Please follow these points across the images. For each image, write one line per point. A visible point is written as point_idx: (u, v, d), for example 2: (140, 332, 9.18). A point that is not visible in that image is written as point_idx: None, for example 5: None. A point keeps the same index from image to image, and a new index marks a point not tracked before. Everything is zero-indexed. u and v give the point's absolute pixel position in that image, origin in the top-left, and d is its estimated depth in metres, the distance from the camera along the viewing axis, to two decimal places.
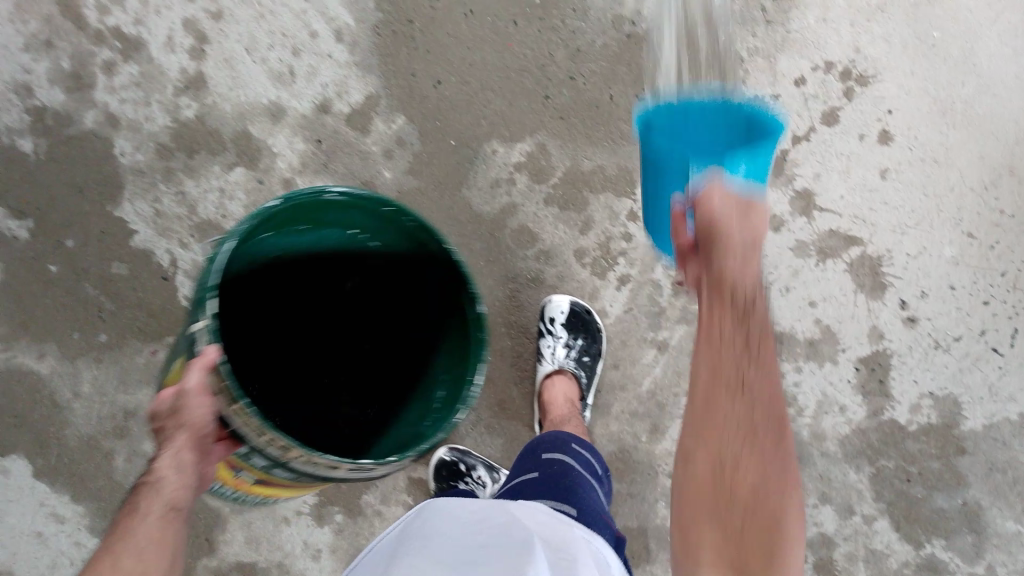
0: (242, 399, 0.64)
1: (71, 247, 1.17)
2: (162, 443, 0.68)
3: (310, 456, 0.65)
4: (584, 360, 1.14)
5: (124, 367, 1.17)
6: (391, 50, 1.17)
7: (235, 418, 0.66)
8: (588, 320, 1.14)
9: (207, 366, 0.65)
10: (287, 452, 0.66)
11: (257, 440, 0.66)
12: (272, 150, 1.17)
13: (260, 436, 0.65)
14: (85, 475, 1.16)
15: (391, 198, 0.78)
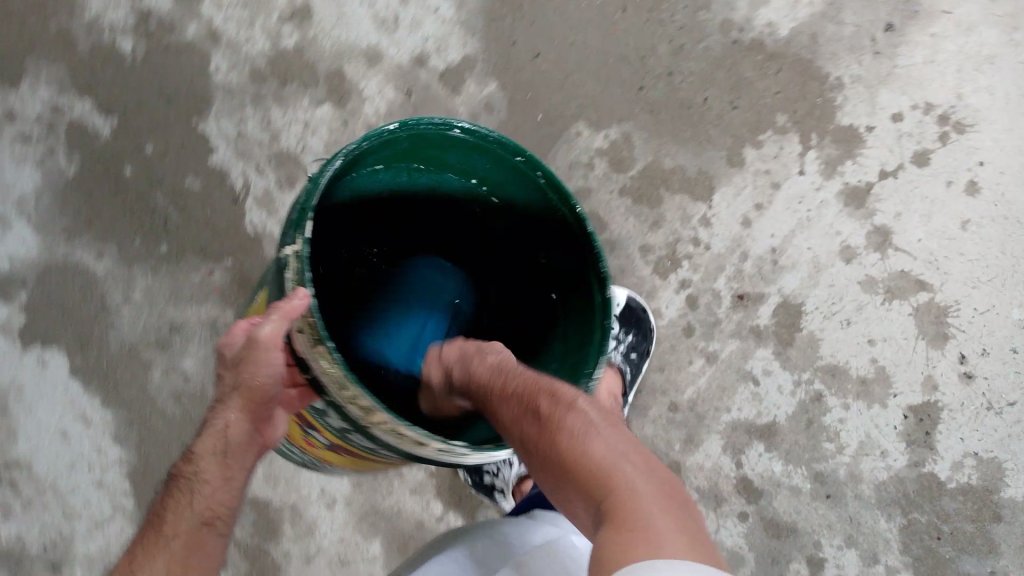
0: (328, 342, 0.66)
1: (150, 154, 1.19)
2: (217, 414, 0.75)
3: (396, 424, 0.67)
4: (630, 357, 1.10)
5: (178, 282, 1.17)
6: (497, 15, 1.19)
7: (315, 361, 0.68)
8: (642, 318, 1.10)
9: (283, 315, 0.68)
10: (368, 414, 0.68)
11: (334, 392, 0.68)
12: (362, 94, 1.19)
13: (339, 389, 0.67)
14: (120, 382, 1.15)
15: (520, 146, 0.79)
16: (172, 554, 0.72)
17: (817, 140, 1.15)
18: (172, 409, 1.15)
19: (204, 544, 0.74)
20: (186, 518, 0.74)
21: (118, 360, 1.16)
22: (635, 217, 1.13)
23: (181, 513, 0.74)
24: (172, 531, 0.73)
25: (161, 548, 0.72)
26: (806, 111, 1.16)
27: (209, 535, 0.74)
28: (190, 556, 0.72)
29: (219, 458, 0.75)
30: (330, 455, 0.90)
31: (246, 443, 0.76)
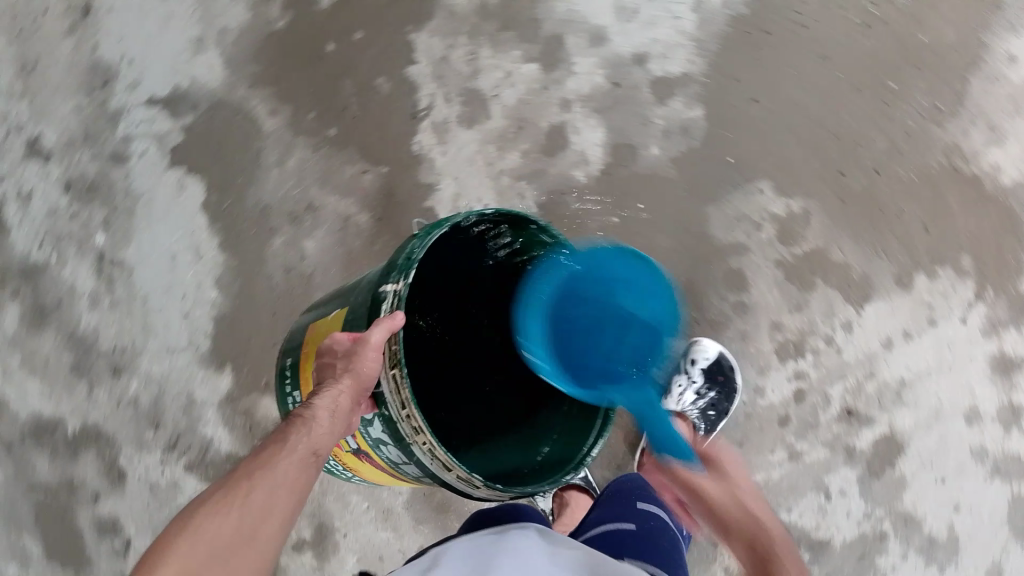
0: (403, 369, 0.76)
1: (356, 41, 1.23)
2: (325, 392, 0.82)
3: (434, 446, 0.74)
4: (708, 413, 1.10)
5: (332, 167, 1.24)
6: (733, 46, 1.16)
7: (390, 381, 0.78)
8: (727, 379, 1.09)
9: (390, 328, 0.78)
10: (414, 435, 0.76)
11: (395, 412, 0.78)
12: (572, 68, 1.19)
13: (401, 409, 0.76)
14: (240, 234, 1.25)
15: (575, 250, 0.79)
16: (284, 475, 0.79)
17: (990, 296, 1.10)
18: (279, 279, 1.25)
19: (312, 470, 0.81)
20: (296, 449, 0.80)
21: (250, 217, 1.25)
22: (783, 297, 1.12)
23: (293, 447, 0.80)
24: (287, 457, 0.80)
25: (278, 469, 0.79)
26: (993, 263, 1.10)
27: (315, 463, 0.81)
28: (299, 473, 0.80)
29: (327, 420, 0.81)
30: (352, 462, 0.97)
31: (342, 422, 0.82)
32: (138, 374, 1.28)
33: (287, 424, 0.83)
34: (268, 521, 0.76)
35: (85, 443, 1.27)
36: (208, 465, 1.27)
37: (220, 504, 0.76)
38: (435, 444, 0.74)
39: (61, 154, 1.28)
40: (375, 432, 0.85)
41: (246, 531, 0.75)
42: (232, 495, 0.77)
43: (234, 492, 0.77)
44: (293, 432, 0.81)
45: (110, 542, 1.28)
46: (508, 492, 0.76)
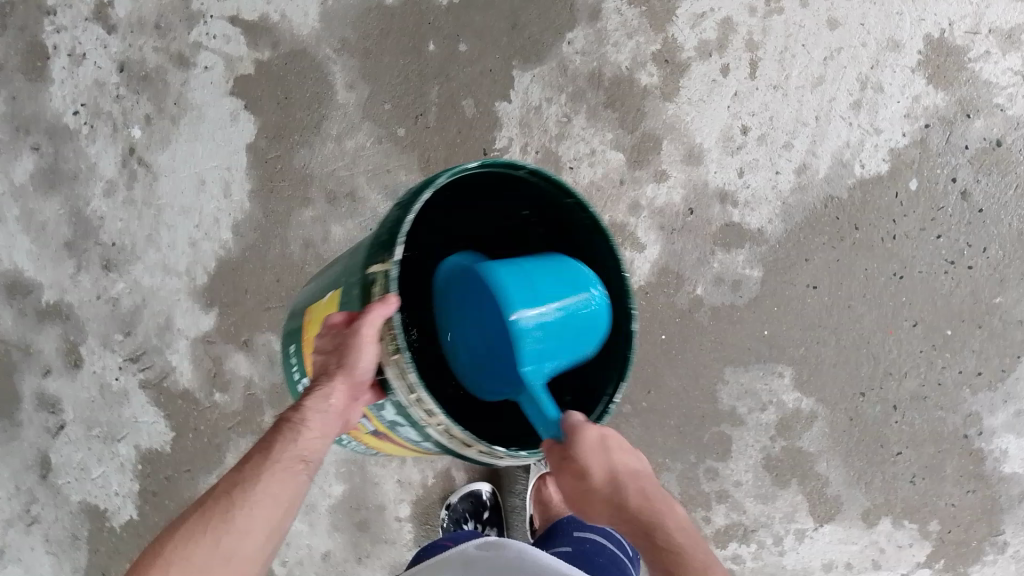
0: (403, 350, 0.63)
1: (460, 52, 1.18)
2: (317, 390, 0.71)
3: (450, 426, 0.63)
4: None
5: (388, 167, 1.19)
6: (818, 227, 1.12)
7: (394, 366, 0.65)
8: None
9: (385, 310, 0.65)
10: (426, 418, 0.64)
11: (400, 398, 0.65)
12: (657, 175, 1.14)
13: (405, 394, 0.64)
14: (276, 191, 1.21)
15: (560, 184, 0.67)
16: (269, 487, 0.70)
17: (939, 566, 1.12)
18: (295, 250, 1.22)
19: (300, 479, 0.71)
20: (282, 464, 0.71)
21: (292, 179, 1.21)
22: (755, 483, 1.12)
23: (280, 458, 0.71)
24: (270, 469, 0.70)
25: (258, 488, 0.69)
26: (956, 538, 1.12)
27: (303, 472, 0.71)
28: (284, 489, 0.70)
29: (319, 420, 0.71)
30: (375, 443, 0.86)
31: (343, 412, 0.72)
32: (126, 278, 1.25)
33: (274, 428, 0.73)
34: (250, 544, 0.67)
35: (52, 318, 1.25)
36: (161, 390, 1.26)
37: (192, 536, 0.67)
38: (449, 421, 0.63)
39: (128, 31, 1.23)
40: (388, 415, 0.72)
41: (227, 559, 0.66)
42: (207, 526, 0.67)
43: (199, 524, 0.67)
44: (279, 438, 0.72)
45: (44, 417, 1.26)
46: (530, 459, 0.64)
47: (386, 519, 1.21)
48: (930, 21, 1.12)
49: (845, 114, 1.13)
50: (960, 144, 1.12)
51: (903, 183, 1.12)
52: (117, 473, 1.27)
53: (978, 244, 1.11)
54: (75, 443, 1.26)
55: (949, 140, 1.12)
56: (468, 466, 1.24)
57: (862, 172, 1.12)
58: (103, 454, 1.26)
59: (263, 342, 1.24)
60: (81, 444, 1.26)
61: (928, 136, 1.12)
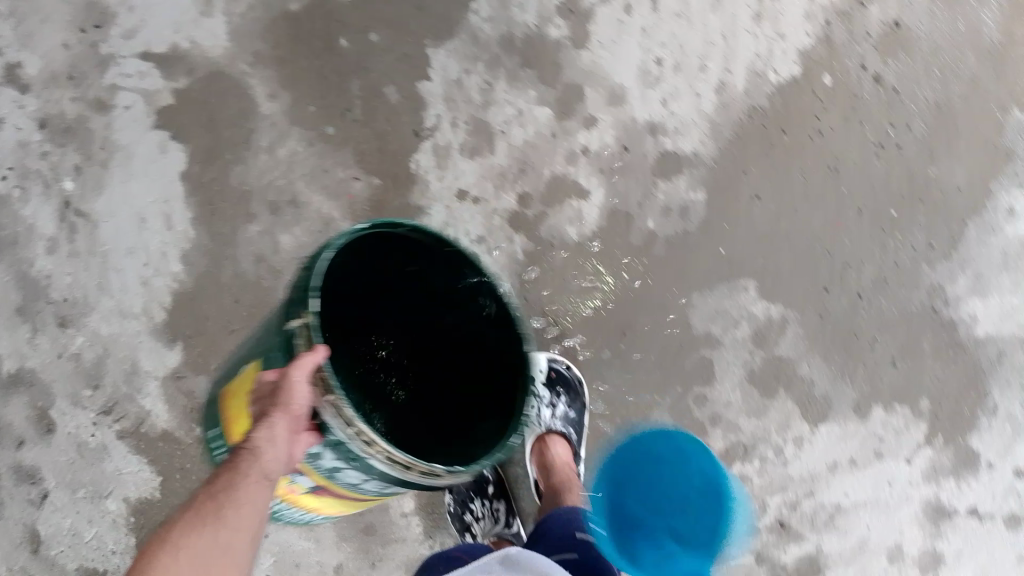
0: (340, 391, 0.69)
1: (372, 42, 1.20)
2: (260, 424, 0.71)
3: (390, 452, 0.69)
4: (570, 416, 1.14)
5: (325, 167, 1.20)
6: (749, 139, 1.15)
7: (324, 409, 0.71)
8: (567, 376, 1.14)
9: (312, 361, 0.69)
10: (369, 450, 0.69)
11: (341, 434, 0.70)
12: (586, 122, 1.17)
13: (345, 429, 0.69)
14: (219, 213, 1.21)
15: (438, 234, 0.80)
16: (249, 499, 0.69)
17: (939, 443, 1.14)
18: (248, 268, 1.21)
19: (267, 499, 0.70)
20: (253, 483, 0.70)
21: (232, 199, 1.21)
22: (744, 400, 1.14)
23: (248, 475, 0.70)
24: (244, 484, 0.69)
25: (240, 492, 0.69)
26: (949, 411, 1.14)
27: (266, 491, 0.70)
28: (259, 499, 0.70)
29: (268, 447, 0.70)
30: (310, 499, 0.91)
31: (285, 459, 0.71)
32: (85, 332, 1.23)
33: (230, 457, 0.71)
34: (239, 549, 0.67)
35: (17, 387, 1.22)
36: (140, 436, 1.23)
37: (189, 530, 0.66)
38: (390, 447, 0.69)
39: (42, 87, 1.22)
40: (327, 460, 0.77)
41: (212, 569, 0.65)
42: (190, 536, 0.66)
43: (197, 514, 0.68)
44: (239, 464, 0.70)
45: (26, 489, 1.23)
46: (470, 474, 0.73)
47: (392, 519, 1.20)
48: None
49: (750, 28, 1.17)
50: (862, 33, 1.17)
51: (818, 80, 1.16)
52: (111, 531, 1.23)
53: (901, 122, 1.16)
54: (62, 510, 1.23)
55: (852, 31, 1.17)
56: None
57: (777, 78, 1.16)
58: (92, 515, 1.23)
59: None
60: (69, 510, 1.23)
61: (830, 31, 1.16)
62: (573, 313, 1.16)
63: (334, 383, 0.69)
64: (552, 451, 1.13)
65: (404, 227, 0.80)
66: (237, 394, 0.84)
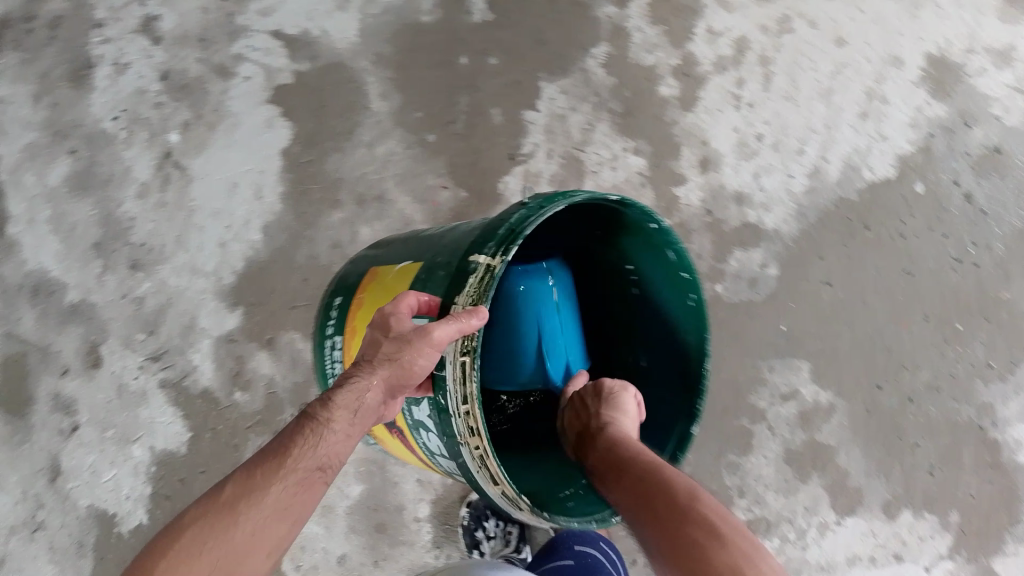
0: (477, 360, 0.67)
1: (490, 65, 1.25)
2: (349, 387, 0.72)
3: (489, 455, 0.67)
4: None
5: (418, 170, 1.24)
6: (831, 227, 1.20)
7: (454, 367, 0.68)
8: None
9: (462, 327, 0.66)
10: (469, 436, 0.68)
11: (453, 404, 0.68)
12: (679, 179, 1.20)
13: (457, 404, 0.68)
14: (309, 194, 1.25)
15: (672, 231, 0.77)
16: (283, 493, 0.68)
17: (962, 558, 1.15)
18: (323, 251, 1.25)
19: (320, 484, 0.71)
20: (305, 479, 0.69)
21: (323, 183, 1.25)
22: (778, 476, 1.14)
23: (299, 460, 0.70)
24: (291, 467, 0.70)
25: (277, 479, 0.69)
26: (977, 529, 1.16)
27: (320, 482, 0.71)
28: (297, 493, 0.69)
29: (348, 421, 0.72)
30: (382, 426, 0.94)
31: (371, 413, 0.73)
32: (153, 279, 1.25)
33: (299, 426, 0.72)
34: (269, 535, 0.66)
35: (75, 319, 1.23)
36: (180, 390, 1.24)
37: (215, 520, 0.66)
38: (491, 451, 0.67)
39: (172, 43, 1.27)
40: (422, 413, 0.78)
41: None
42: (212, 526, 0.65)
43: (216, 518, 0.66)
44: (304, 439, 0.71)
45: (58, 420, 1.21)
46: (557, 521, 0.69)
47: (404, 523, 1.20)
48: (929, 42, 1.26)
49: (853, 123, 1.23)
50: (961, 150, 1.24)
51: (909, 185, 1.22)
52: (131, 476, 1.22)
53: (982, 241, 1.22)
54: (88, 446, 1.22)
55: (951, 146, 1.23)
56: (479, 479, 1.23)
57: (871, 176, 1.21)
58: (116, 457, 1.22)
59: (287, 339, 1.26)
60: (93, 447, 1.22)
61: (932, 142, 1.23)
62: None
63: (475, 347, 0.68)
64: None
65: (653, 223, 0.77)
66: (372, 286, 0.89)
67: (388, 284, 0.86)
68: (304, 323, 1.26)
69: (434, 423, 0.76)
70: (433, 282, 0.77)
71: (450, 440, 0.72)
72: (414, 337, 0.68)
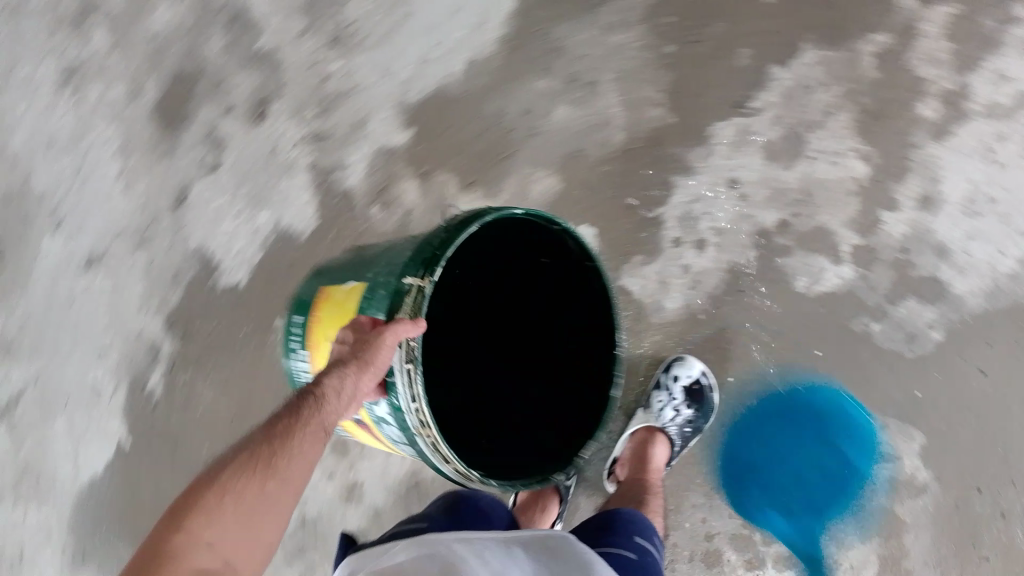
0: (418, 365, 0.72)
1: (765, 4, 1.16)
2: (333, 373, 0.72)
3: (438, 441, 0.72)
4: (684, 428, 1.18)
5: (643, 76, 1.19)
6: (1012, 318, 1.14)
7: (401, 374, 0.73)
8: (704, 395, 1.17)
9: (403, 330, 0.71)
10: (420, 428, 0.73)
11: (404, 400, 0.74)
12: (890, 205, 1.16)
13: (409, 401, 0.73)
14: (529, 50, 1.19)
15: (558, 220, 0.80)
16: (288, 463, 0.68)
17: None
18: (514, 111, 1.21)
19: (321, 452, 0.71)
20: (302, 460, 0.69)
21: (548, 45, 1.19)
22: (840, 525, 1.15)
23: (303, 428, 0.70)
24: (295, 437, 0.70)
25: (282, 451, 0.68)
26: None
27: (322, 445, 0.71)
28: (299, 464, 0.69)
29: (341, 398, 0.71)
30: (357, 431, 0.98)
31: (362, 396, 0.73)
32: (347, 61, 1.19)
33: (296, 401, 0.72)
34: (278, 504, 0.67)
35: (258, 63, 1.17)
36: (326, 178, 1.21)
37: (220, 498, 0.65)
38: (439, 441, 0.72)
39: None
40: (380, 411, 0.83)
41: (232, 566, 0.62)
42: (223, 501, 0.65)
43: (223, 493, 0.65)
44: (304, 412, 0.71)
45: (202, 154, 1.17)
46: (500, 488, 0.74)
47: None
48: None
49: None
50: None
51: None
52: (246, 237, 1.20)
53: None
54: (219, 190, 1.18)
55: None
56: None
57: None
58: (240, 213, 1.20)
59: (440, 180, 1.23)
60: (223, 193, 1.18)
61: None
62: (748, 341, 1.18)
63: (418, 355, 0.72)
64: (654, 446, 1.15)
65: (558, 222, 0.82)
66: (322, 310, 0.93)
67: (342, 304, 0.88)
68: (462, 171, 1.22)
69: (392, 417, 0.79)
70: (374, 302, 0.79)
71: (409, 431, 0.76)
72: (363, 341, 0.73)
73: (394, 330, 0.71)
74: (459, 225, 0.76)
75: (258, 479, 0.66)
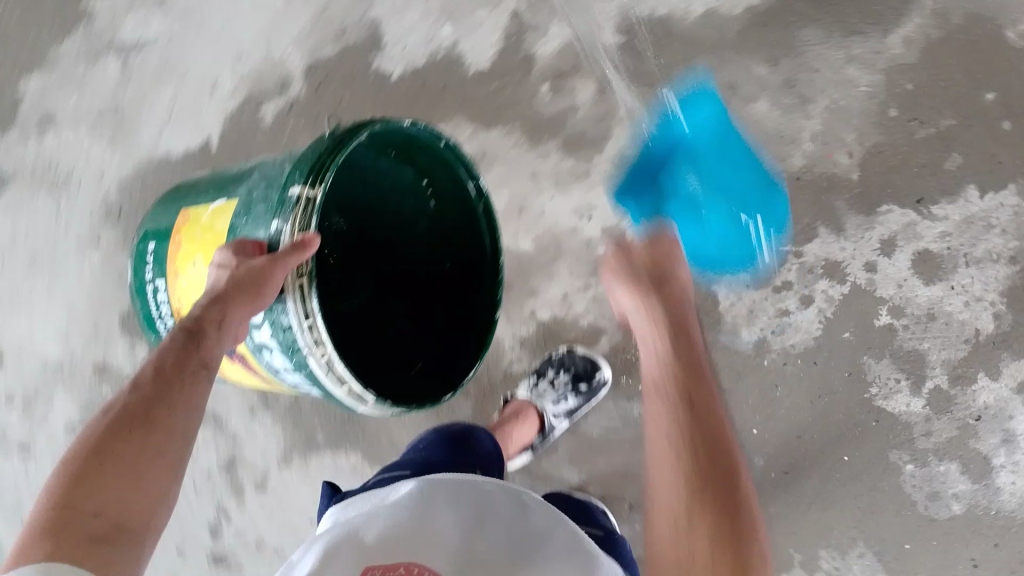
0: (312, 279, 0.70)
1: (999, 128, 1.14)
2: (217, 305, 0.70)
3: (333, 360, 0.69)
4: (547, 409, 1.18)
5: (852, 123, 1.16)
6: None
7: (292, 289, 0.70)
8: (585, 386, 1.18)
9: (302, 246, 0.69)
10: (313, 347, 0.69)
11: (295, 321, 0.70)
12: (992, 371, 1.13)
13: (304, 318, 0.70)
14: (768, 36, 1.17)
15: (442, 136, 0.79)
16: (181, 401, 0.67)
17: None
18: (720, 80, 1.18)
19: (205, 386, 0.70)
20: (178, 413, 0.67)
21: (787, 42, 1.17)
22: None
23: (184, 371, 0.69)
24: (182, 374, 0.68)
25: (169, 394, 0.67)
26: None
27: (206, 378, 0.70)
28: (186, 397, 0.68)
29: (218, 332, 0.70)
30: (235, 375, 0.96)
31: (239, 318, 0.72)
32: None
33: (167, 350, 0.70)
34: (176, 442, 0.66)
35: None
36: (518, 33, 1.19)
37: (119, 447, 0.63)
38: (334, 358, 0.69)
39: None
40: (259, 336, 0.78)
41: (125, 530, 0.60)
42: (124, 449, 0.63)
43: (124, 440, 0.63)
44: (178, 353, 0.69)
45: None
46: (400, 410, 0.73)
47: (520, 303, 1.21)
48: None
49: None
50: None
51: None
52: (419, 40, 1.21)
53: None
54: None
55: None
56: (592, 355, 1.18)
57: None
58: (429, 16, 1.21)
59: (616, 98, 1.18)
60: None
61: None
62: (790, 407, 1.16)
63: (310, 271, 0.70)
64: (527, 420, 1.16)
65: (443, 142, 0.80)
66: (173, 245, 0.89)
67: (206, 228, 0.84)
68: (641, 101, 1.18)
69: (275, 342, 0.76)
70: (254, 219, 0.77)
71: (295, 354, 0.73)
72: (249, 271, 0.69)
73: (285, 255, 0.68)
74: (348, 132, 0.73)
75: (147, 422, 0.65)
